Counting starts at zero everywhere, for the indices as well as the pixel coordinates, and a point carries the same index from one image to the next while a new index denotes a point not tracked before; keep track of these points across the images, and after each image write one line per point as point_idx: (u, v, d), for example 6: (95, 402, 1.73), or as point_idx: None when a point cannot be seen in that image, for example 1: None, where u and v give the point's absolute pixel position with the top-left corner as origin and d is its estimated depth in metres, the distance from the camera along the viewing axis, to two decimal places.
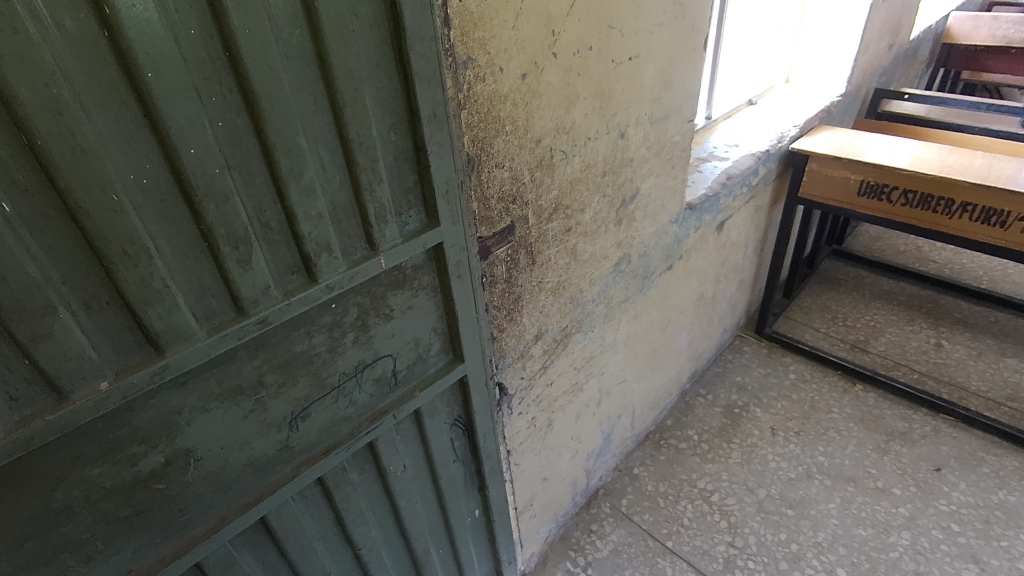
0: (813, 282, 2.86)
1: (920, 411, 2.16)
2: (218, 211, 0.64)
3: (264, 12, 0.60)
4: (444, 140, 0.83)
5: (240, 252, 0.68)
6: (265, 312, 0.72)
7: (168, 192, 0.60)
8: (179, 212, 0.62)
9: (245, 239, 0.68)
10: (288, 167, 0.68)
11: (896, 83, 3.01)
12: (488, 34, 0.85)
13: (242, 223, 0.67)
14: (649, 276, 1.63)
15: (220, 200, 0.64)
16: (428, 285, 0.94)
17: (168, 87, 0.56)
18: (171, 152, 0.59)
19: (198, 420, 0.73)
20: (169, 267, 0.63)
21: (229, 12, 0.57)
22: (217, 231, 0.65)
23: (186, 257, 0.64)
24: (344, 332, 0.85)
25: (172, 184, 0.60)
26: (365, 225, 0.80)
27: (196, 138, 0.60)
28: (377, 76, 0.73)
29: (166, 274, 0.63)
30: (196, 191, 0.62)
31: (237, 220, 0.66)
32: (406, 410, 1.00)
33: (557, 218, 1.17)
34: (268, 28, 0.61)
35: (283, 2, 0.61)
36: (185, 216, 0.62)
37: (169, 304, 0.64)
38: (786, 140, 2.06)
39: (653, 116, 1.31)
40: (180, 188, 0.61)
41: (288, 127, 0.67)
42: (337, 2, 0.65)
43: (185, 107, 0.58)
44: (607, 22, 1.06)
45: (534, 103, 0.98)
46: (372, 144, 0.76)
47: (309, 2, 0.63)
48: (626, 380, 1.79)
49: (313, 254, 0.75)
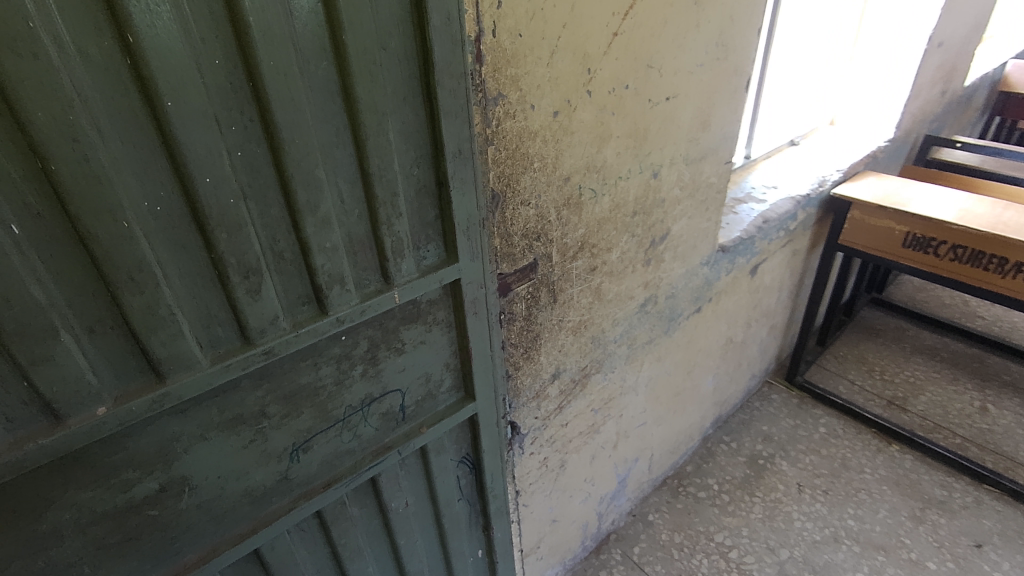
0: (850, 331, 2.75)
1: (962, 479, 2.02)
2: (230, 240, 0.63)
3: (290, 43, 0.59)
4: (468, 175, 0.80)
5: (251, 281, 0.67)
6: (271, 343, 0.71)
7: (180, 217, 0.59)
8: (190, 238, 0.61)
9: (257, 269, 0.66)
10: (305, 199, 0.67)
11: (948, 130, 2.91)
12: (521, 70, 0.83)
13: (253, 252, 0.65)
14: (676, 318, 1.58)
15: (232, 228, 0.63)
16: (442, 320, 0.92)
17: (189, 117, 0.56)
18: (186, 180, 0.58)
19: (196, 449, 0.71)
20: (176, 294, 0.62)
21: (255, 43, 0.57)
22: (229, 260, 0.64)
23: (195, 284, 0.63)
24: (352, 364, 0.83)
25: (185, 210, 0.59)
26: (381, 258, 0.78)
27: (212, 167, 0.59)
28: (403, 109, 0.71)
29: (173, 302, 0.62)
30: (208, 219, 0.61)
31: (250, 250, 0.65)
32: (412, 447, 0.97)
33: (583, 256, 1.14)
34: (293, 59, 0.60)
35: (314, 37, 0.60)
36: (196, 244, 0.61)
37: (172, 332, 0.63)
38: (828, 184, 1.99)
39: (689, 156, 1.28)
40: (193, 215, 0.60)
41: (307, 159, 0.65)
42: (367, 36, 0.64)
43: (204, 135, 0.57)
44: (645, 61, 1.03)
45: (564, 141, 0.96)
46: (393, 177, 0.74)
47: (338, 36, 0.62)
48: (646, 423, 1.72)
49: (324, 286, 0.73)
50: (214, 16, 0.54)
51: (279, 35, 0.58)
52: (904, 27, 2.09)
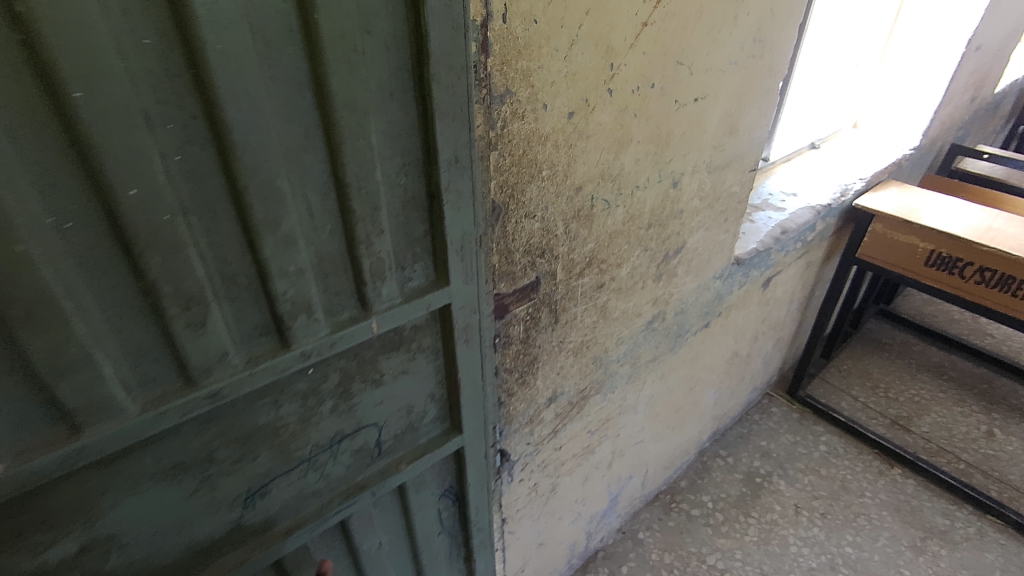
0: (855, 344, 2.66)
1: (965, 508, 1.95)
2: (165, 265, 0.51)
3: (245, 21, 0.46)
4: (466, 187, 0.68)
5: (192, 313, 0.54)
6: (217, 385, 0.59)
7: (97, 239, 0.47)
8: (112, 263, 0.48)
9: (200, 298, 0.54)
10: (263, 215, 0.54)
11: (971, 139, 2.78)
12: (534, 64, 0.70)
13: (196, 279, 0.53)
14: (683, 334, 1.47)
15: (168, 251, 0.50)
16: (428, 347, 0.80)
17: (108, 113, 0.43)
18: (104, 191, 0.45)
19: (126, 502, 0.60)
20: (95, 331, 0.50)
21: (198, 19, 0.44)
22: (165, 289, 0.52)
23: (120, 318, 0.51)
24: (321, 400, 0.71)
25: (104, 229, 0.47)
26: (357, 282, 0.66)
27: (139, 175, 0.46)
28: (389, 107, 0.58)
29: (90, 341, 0.50)
30: (135, 240, 0.48)
31: (193, 277, 0.53)
32: (388, 485, 0.86)
33: (591, 272, 1.02)
34: (250, 42, 0.47)
35: (277, 14, 0.47)
36: (121, 270, 0.49)
37: (90, 377, 0.51)
38: (850, 193, 1.87)
39: (712, 164, 1.15)
40: (115, 235, 0.47)
41: (266, 167, 0.53)
42: (345, 15, 0.51)
43: (129, 135, 0.44)
44: (675, 57, 0.90)
45: (578, 146, 0.83)
46: (375, 189, 0.61)
47: (309, 14, 0.49)
48: (643, 441, 1.63)
49: (287, 316, 0.61)
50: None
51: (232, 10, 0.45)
52: (944, 30, 1.96)
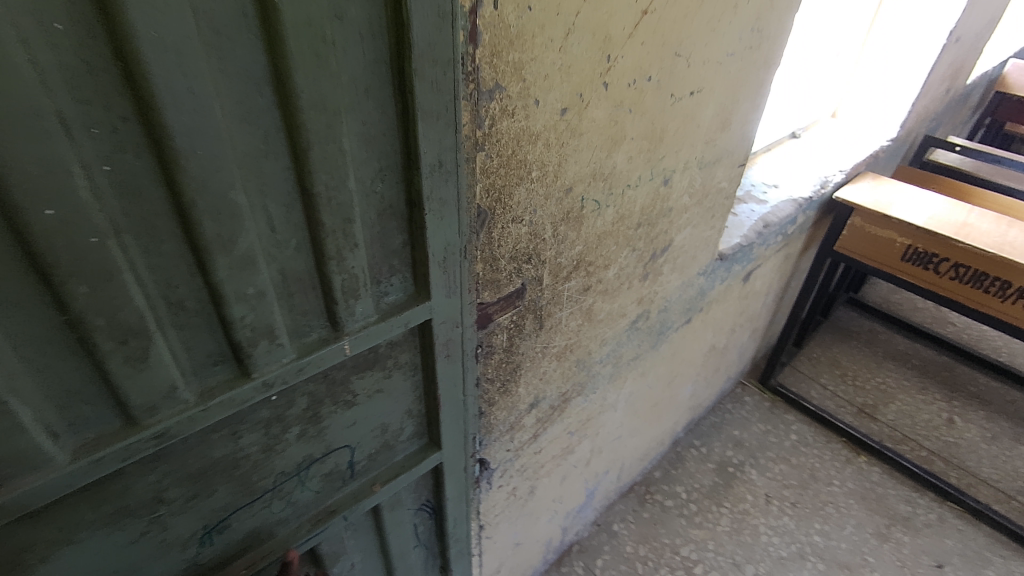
0: (825, 332, 2.69)
1: (926, 495, 2.01)
2: (95, 296, 0.43)
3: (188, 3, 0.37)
4: (450, 194, 0.61)
5: (132, 347, 0.47)
6: (164, 425, 0.51)
7: (6, 270, 0.38)
8: (28, 296, 0.40)
9: (141, 331, 0.46)
10: (216, 233, 0.47)
11: (942, 130, 2.81)
12: (527, 55, 0.63)
13: (135, 310, 0.45)
14: (665, 331, 1.43)
15: (99, 280, 0.42)
16: (405, 363, 0.74)
17: (10, 119, 0.34)
18: (11, 214, 0.37)
19: (60, 555, 0.53)
20: (10, 375, 0.42)
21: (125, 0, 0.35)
22: (97, 323, 0.44)
23: (41, 357, 0.43)
24: (286, 426, 0.65)
25: (15, 257, 0.38)
26: (327, 301, 0.59)
27: (57, 194, 0.38)
28: (363, 105, 0.51)
29: (4, 387, 0.42)
30: (56, 269, 0.40)
31: (132, 308, 0.45)
32: (361, 508, 0.80)
33: (577, 275, 0.96)
34: (194, 29, 0.38)
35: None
36: (40, 303, 0.41)
37: (6, 427, 0.43)
38: (830, 185, 1.85)
39: (703, 160, 1.10)
40: (30, 263, 0.39)
41: (219, 178, 0.45)
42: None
43: (40, 145, 0.36)
44: (673, 48, 0.83)
45: (570, 144, 0.76)
46: (348, 199, 0.54)
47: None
48: (621, 436, 1.61)
49: (246, 344, 0.54)
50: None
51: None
52: (925, 18, 1.92)
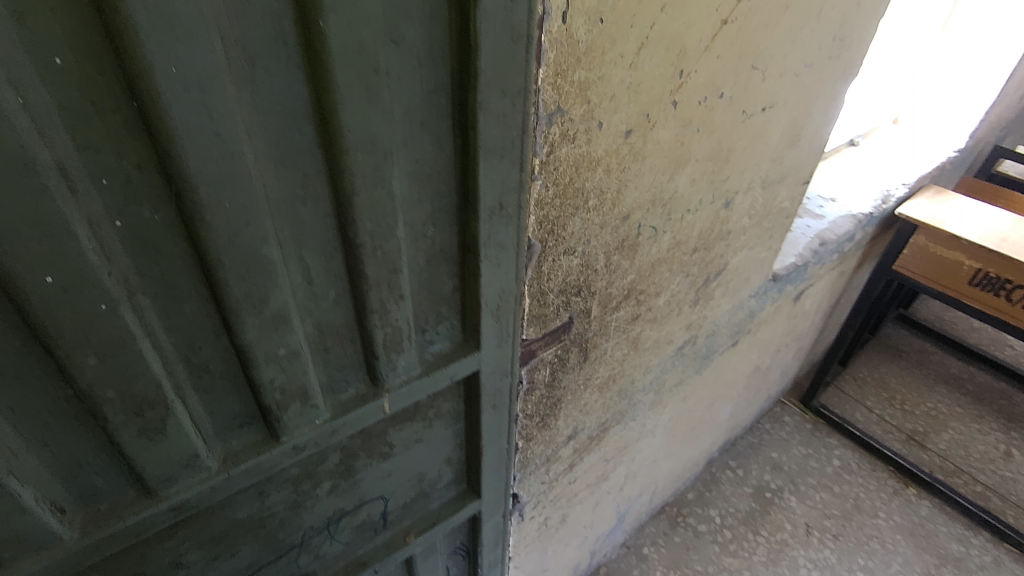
0: (872, 350, 2.55)
1: (981, 534, 1.88)
2: (106, 371, 0.38)
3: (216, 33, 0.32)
4: (509, 239, 0.55)
5: (147, 420, 0.42)
6: (182, 497, 0.47)
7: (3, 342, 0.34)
8: (30, 369, 0.36)
9: (158, 401, 0.41)
10: (245, 293, 0.41)
11: (1011, 137, 2.61)
12: (594, 74, 0.55)
13: (151, 380, 0.40)
14: (711, 355, 1.34)
15: (110, 350, 0.37)
16: (448, 412, 0.68)
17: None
18: (7, 286, 0.32)
19: None
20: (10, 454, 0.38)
21: (138, 32, 0.29)
22: (107, 396, 0.39)
23: (47, 432, 0.39)
24: (317, 482, 0.59)
25: (16, 329, 0.34)
26: (367, 355, 0.54)
27: (57, 261, 0.33)
28: (417, 140, 0.45)
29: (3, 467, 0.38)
30: (59, 343, 0.35)
31: (147, 378, 0.40)
32: (392, 561, 0.75)
33: (627, 304, 0.88)
34: (225, 63, 0.33)
35: (269, 19, 0.34)
36: (45, 374, 0.37)
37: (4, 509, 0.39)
38: (892, 200, 1.72)
39: (767, 179, 1.00)
40: (32, 335, 0.35)
41: (250, 232, 0.39)
42: (361, 22, 0.36)
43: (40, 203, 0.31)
44: (751, 61, 0.74)
45: (632, 169, 0.68)
46: (395, 248, 0.48)
47: (312, 25, 0.35)
48: (657, 460, 1.53)
49: (275, 407, 0.49)
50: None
51: (200, 16, 0.30)
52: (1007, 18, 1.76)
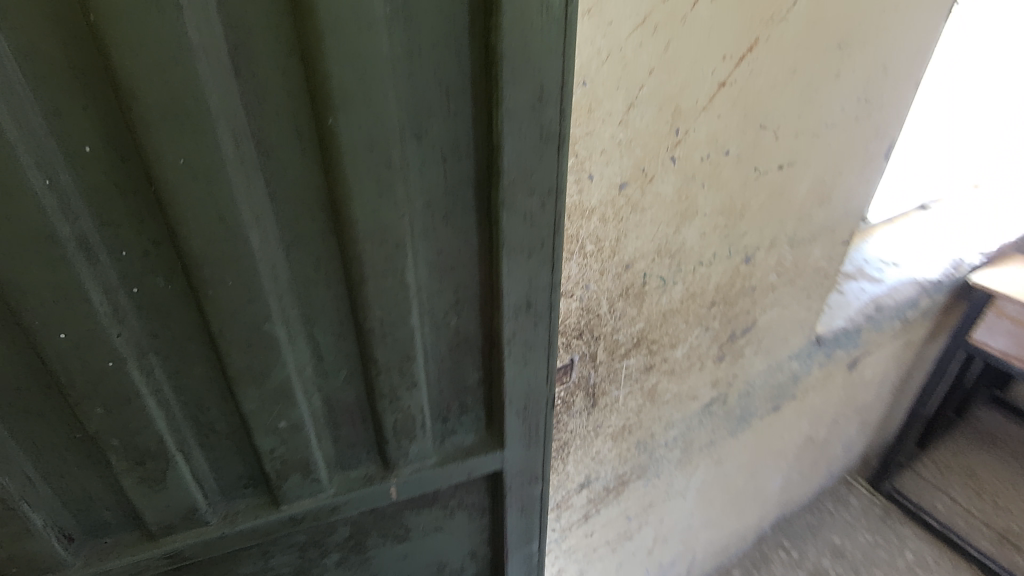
0: (958, 432, 2.30)
1: None
2: (113, 423, 0.46)
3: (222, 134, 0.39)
4: (538, 337, 0.61)
5: (147, 469, 0.49)
6: (176, 546, 0.54)
7: (30, 382, 0.43)
8: (52, 415, 0.45)
9: (160, 454, 0.49)
10: (244, 366, 0.48)
11: None
12: (582, 130, 0.60)
13: (152, 437, 0.48)
14: (747, 417, 1.29)
15: (116, 403, 0.45)
16: (472, 504, 0.73)
17: (29, 241, 0.37)
18: (37, 346, 0.41)
19: None
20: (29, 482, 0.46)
21: (152, 131, 0.37)
22: (111, 443, 0.47)
23: (65, 469, 0.48)
24: (325, 552, 0.66)
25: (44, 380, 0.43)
26: (379, 438, 0.60)
27: (73, 321, 0.41)
28: (441, 233, 0.52)
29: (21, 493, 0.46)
30: (71, 392, 0.43)
31: (149, 433, 0.48)
32: None
33: (638, 352, 0.89)
34: (234, 155, 0.40)
35: (283, 122, 0.42)
36: (64, 421, 0.45)
37: (18, 530, 0.47)
38: (964, 269, 1.62)
39: (795, 237, 0.99)
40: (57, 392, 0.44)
41: (258, 309, 0.46)
42: (369, 126, 0.43)
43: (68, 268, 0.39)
44: (759, 119, 0.77)
45: (631, 219, 0.72)
46: (407, 338, 0.54)
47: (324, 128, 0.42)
48: (691, 526, 1.45)
49: (274, 473, 0.55)
50: (84, 76, 0.35)
51: (210, 117, 0.38)
52: None
